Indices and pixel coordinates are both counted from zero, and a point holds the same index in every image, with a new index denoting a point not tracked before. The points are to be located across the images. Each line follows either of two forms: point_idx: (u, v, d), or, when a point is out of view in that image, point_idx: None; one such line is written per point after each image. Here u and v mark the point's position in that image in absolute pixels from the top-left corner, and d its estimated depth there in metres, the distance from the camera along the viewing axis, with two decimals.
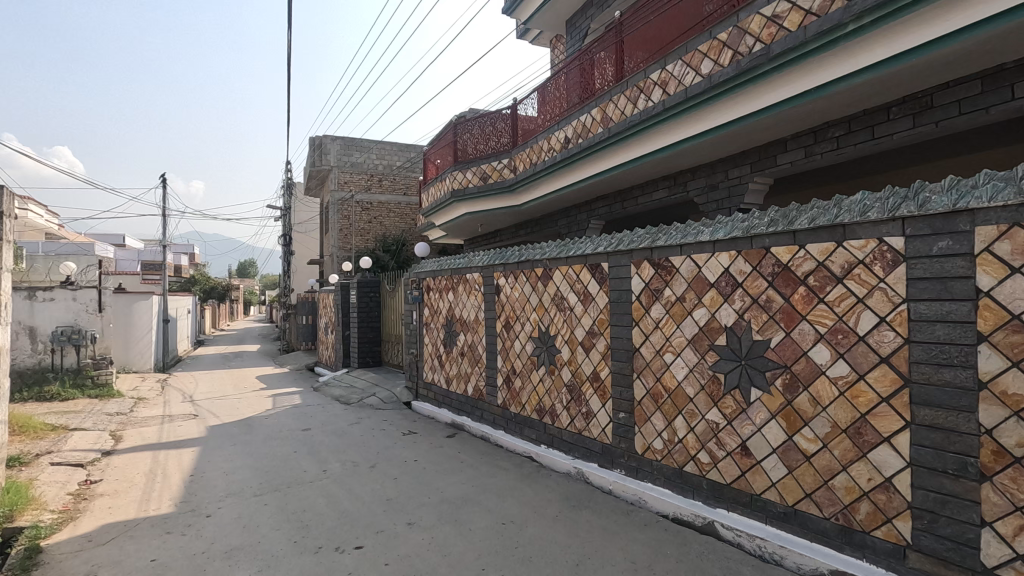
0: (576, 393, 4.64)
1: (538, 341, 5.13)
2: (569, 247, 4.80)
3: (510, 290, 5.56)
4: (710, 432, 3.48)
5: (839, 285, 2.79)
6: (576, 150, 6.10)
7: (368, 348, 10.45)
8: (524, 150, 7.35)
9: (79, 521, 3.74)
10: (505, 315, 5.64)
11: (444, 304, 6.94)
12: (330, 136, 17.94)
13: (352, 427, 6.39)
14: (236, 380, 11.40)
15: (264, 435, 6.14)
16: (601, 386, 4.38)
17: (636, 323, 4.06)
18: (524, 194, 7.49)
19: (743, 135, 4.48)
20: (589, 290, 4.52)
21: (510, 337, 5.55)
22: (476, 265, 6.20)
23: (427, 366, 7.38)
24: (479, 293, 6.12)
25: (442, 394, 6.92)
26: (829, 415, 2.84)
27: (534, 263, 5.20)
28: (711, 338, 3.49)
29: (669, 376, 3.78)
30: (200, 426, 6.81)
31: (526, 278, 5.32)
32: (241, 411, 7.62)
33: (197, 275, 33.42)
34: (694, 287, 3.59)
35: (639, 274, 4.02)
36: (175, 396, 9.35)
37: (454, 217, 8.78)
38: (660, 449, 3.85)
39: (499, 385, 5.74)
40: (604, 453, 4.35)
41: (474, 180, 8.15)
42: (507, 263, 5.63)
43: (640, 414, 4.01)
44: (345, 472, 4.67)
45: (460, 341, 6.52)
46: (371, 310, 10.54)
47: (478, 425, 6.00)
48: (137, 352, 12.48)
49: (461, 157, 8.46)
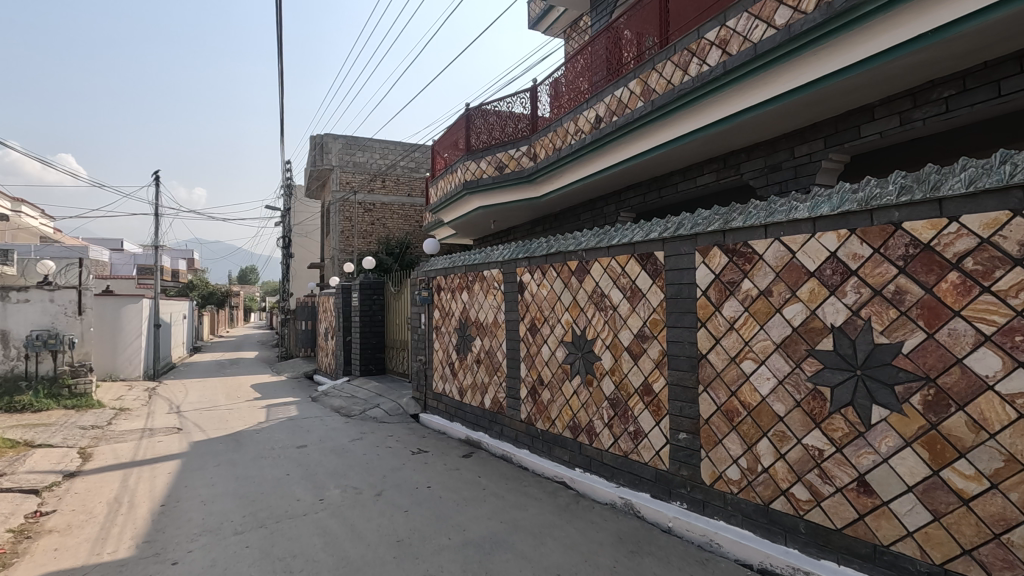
0: (621, 409, 3.90)
1: (572, 347, 4.39)
2: (611, 235, 4.07)
3: (537, 288, 4.84)
4: (810, 461, 2.74)
5: (1016, 269, 2.06)
6: (608, 130, 5.38)
7: (371, 355, 9.70)
8: (545, 135, 6.63)
9: (11, 571, 2.98)
10: (531, 317, 4.91)
11: (457, 305, 6.22)
12: (332, 135, 17.28)
13: (354, 444, 5.64)
14: (229, 389, 10.65)
15: (254, 453, 5.39)
16: (654, 400, 3.64)
17: (702, 324, 3.33)
18: (544, 184, 6.78)
19: (822, 100, 3.78)
20: (638, 286, 3.79)
21: (537, 342, 4.81)
22: (495, 261, 5.48)
23: (437, 375, 6.64)
24: (499, 293, 5.40)
25: (455, 406, 6.17)
26: (1001, 445, 2.10)
27: (566, 257, 4.48)
28: (810, 341, 2.75)
29: (749, 389, 3.05)
30: (183, 441, 6.06)
31: (556, 274, 4.60)
32: (230, 424, 6.87)
33: (195, 280, 32.69)
34: (786, 278, 2.86)
35: (707, 263, 3.30)
36: (162, 407, 8.61)
37: (466, 211, 8.07)
38: (737, 480, 3.10)
39: (522, 398, 5.01)
40: (658, 482, 3.61)
41: (488, 170, 7.43)
42: (533, 258, 4.91)
43: (708, 435, 3.27)
44: (345, 501, 3.92)
45: (476, 347, 5.79)
46: (374, 314, 9.81)
47: (497, 443, 5.26)
48: (125, 359, 11.72)
49: (474, 147, 7.75)
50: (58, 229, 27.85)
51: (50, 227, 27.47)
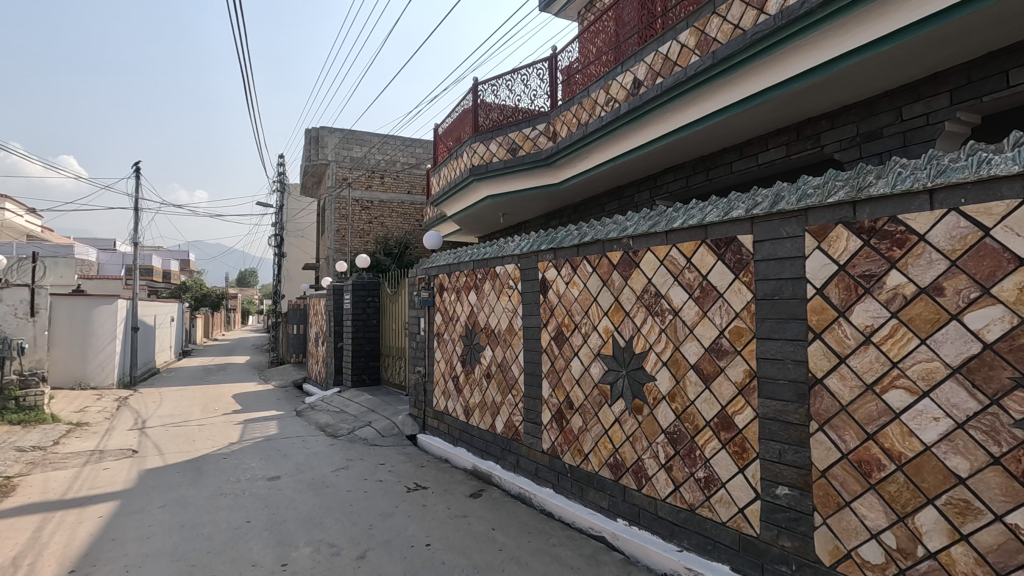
0: (684, 447, 2.94)
1: (612, 363, 3.43)
2: (670, 216, 3.11)
3: (565, 287, 3.87)
4: (1019, 552, 1.77)
5: None
6: (652, 96, 4.42)
7: (364, 364, 8.72)
8: (568, 109, 5.65)
9: None
10: (556, 323, 3.95)
11: (462, 309, 5.25)
12: (329, 128, 16.41)
13: (337, 476, 4.66)
14: (208, 400, 9.65)
15: (213, 487, 4.40)
16: (737, 438, 2.68)
17: (816, 336, 2.36)
18: (564, 170, 5.81)
19: (963, 34, 2.84)
20: (712, 283, 2.82)
21: (564, 355, 3.85)
22: (511, 254, 4.52)
23: (438, 390, 5.67)
24: (516, 294, 4.43)
25: (460, 429, 5.20)
26: None
27: (606, 247, 3.52)
28: (1018, 366, 1.78)
29: (900, 433, 2.07)
30: (133, 469, 5.06)
31: (591, 268, 3.64)
32: (195, 445, 5.87)
33: (188, 281, 31.62)
34: (971, 267, 1.89)
35: (825, 250, 2.33)
36: (126, 421, 7.61)
37: (473, 201, 7.09)
38: (880, 565, 2.12)
39: (545, 423, 4.04)
40: (742, 551, 2.63)
41: (499, 153, 6.46)
42: (560, 249, 3.95)
43: (826, 494, 2.30)
44: (315, 568, 2.93)
45: (485, 359, 4.82)
46: (368, 318, 8.83)
47: (512, 478, 4.29)
48: (96, 365, 10.75)
49: (483, 127, 6.76)
50: (46, 227, 26.90)
51: (37, 226, 26.49)
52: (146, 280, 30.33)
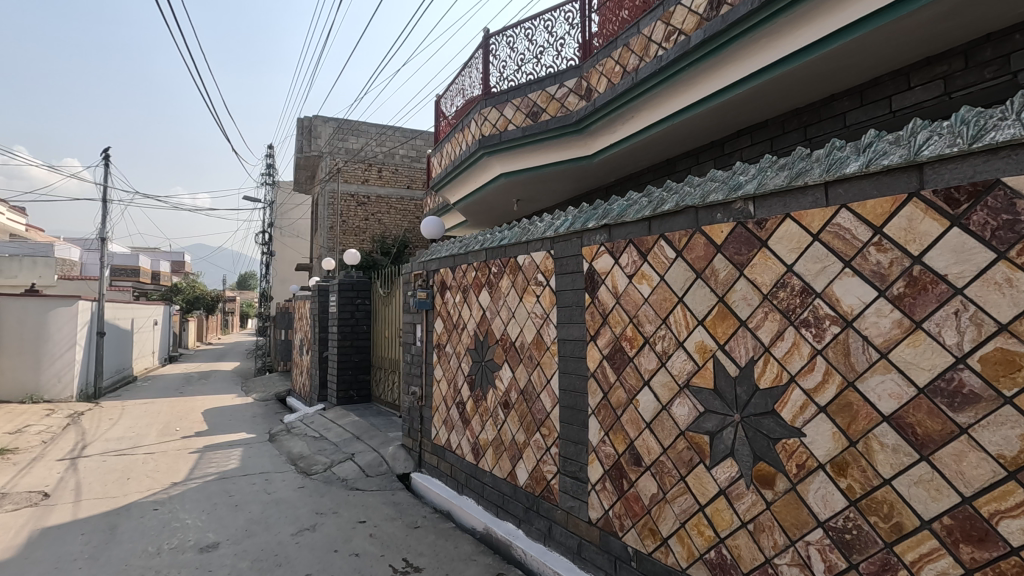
0: (870, 560, 1.67)
1: (715, 401, 2.18)
2: (830, 160, 1.85)
3: (627, 282, 2.61)
4: None
5: None
6: (740, 15, 3.18)
7: (352, 377, 7.46)
8: (607, 56, 4.37)
9: None
10: (611, 335, 2.69)
11: (470, 313, 3.98)
12: (322, 117, 15.13)
13: (296, 544, 3.37)
14: (173, 417, 8.35)
15: (118, 564, 3.12)
16: (1005, 565, 1.40)
17: None
18: (602, 136, 4.55)
19: None
20: (934, 270, 1.55)
21: (627, 384, 2.59)
22: (541, 236, 3.25)
23: (438, 418, 4.40)
24: (549, 293, 3.15)
25: (467, 472, 3.94)
26: None
27: (704, 217, 2.25)
28: None
29: None
30: (26, 525, 3.77)
31: (675, 251, 2.37)
32: (126, 487, 4.57)
33: (180, 283, 30.36)
34: None
35: None
36: (62, 447, 6.31)
37: (483, 181, 5.81)
38: None
39: (593, 481, 2.78)
40: None
41: (515, 118, 5.18)
42: (620, 226, 2.68)
43: None
44: None
45: (502, 382, 3.55)
46: (357, 324, 7.56)
47: (543, 556, 3.02)
48: (51, 376, 9.52)
49: (496, 88, 5.46)
50: (30, 226, 25.73)
51: (21, 225, 25.29)
52: (134, 282, 29.02)
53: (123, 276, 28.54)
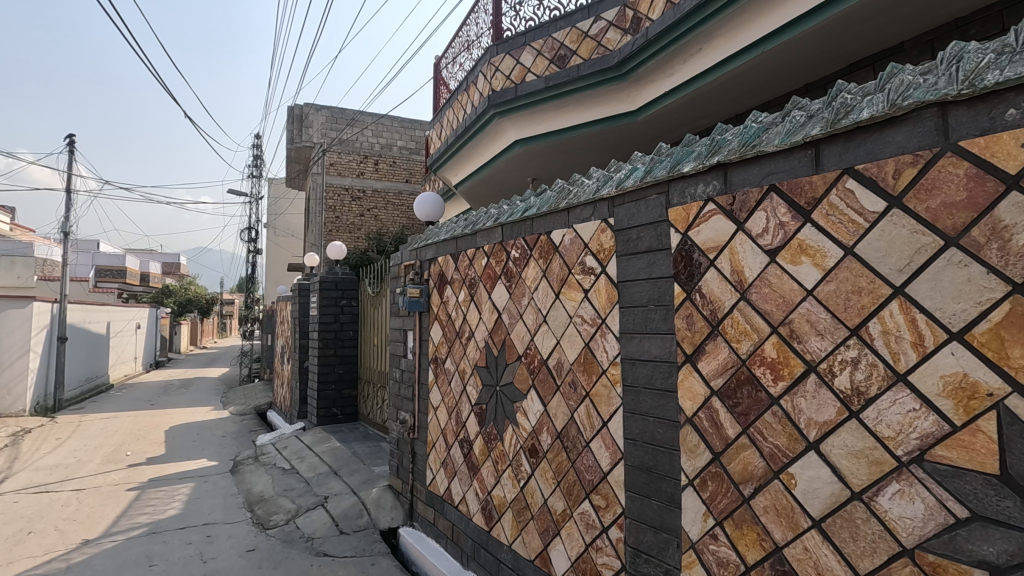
0: None
1: (1005, 500, 1.04)
2: None
3: (766, 260, 1.47)
4: None
5: None
6: None
7: (336, 393, 6.32)
8: None
9: None
10: (730, 355, 1.55)
11: (480, 317, 2.84)
12: (314, 105, 13.82)
13: None
14: (129, 437, 7.18)
15: None
16: None
17: None
18: (652, 82, 3.44)
19: None
20: None
21: (768, 445, 1.45)
22: (590, 198, 2.11)
23: (434, 458, 3.26)
24: (606, 286, 2.01)
25: (474, 540, 2.80)
26: None
27: (965, 123, 1.11)
28: None
29: None
30: None
31: (885, 195, 1.23)
32: (18, 549, 3.41)
33: (172, 287, 29.25)
34: None
35: None
36: None
37: (491, 152, 4.69)
38: None
39: None
40: None
41: (534, 66, 4.05)
42: (747, 166, 1.54)
43: None
44: None
45: (528, 418, 2.41)
46: (340, 330, 6.41)
47: None
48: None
49: (509, 32, 4.33)
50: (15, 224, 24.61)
51: (6, 224, 24.24)
52: (121, 284, 27.83)
53: (110, 278, 27.31)
